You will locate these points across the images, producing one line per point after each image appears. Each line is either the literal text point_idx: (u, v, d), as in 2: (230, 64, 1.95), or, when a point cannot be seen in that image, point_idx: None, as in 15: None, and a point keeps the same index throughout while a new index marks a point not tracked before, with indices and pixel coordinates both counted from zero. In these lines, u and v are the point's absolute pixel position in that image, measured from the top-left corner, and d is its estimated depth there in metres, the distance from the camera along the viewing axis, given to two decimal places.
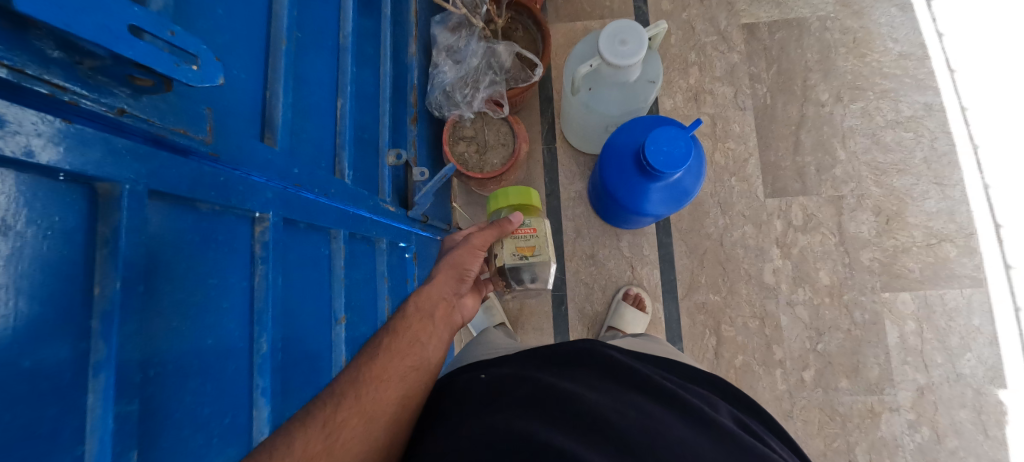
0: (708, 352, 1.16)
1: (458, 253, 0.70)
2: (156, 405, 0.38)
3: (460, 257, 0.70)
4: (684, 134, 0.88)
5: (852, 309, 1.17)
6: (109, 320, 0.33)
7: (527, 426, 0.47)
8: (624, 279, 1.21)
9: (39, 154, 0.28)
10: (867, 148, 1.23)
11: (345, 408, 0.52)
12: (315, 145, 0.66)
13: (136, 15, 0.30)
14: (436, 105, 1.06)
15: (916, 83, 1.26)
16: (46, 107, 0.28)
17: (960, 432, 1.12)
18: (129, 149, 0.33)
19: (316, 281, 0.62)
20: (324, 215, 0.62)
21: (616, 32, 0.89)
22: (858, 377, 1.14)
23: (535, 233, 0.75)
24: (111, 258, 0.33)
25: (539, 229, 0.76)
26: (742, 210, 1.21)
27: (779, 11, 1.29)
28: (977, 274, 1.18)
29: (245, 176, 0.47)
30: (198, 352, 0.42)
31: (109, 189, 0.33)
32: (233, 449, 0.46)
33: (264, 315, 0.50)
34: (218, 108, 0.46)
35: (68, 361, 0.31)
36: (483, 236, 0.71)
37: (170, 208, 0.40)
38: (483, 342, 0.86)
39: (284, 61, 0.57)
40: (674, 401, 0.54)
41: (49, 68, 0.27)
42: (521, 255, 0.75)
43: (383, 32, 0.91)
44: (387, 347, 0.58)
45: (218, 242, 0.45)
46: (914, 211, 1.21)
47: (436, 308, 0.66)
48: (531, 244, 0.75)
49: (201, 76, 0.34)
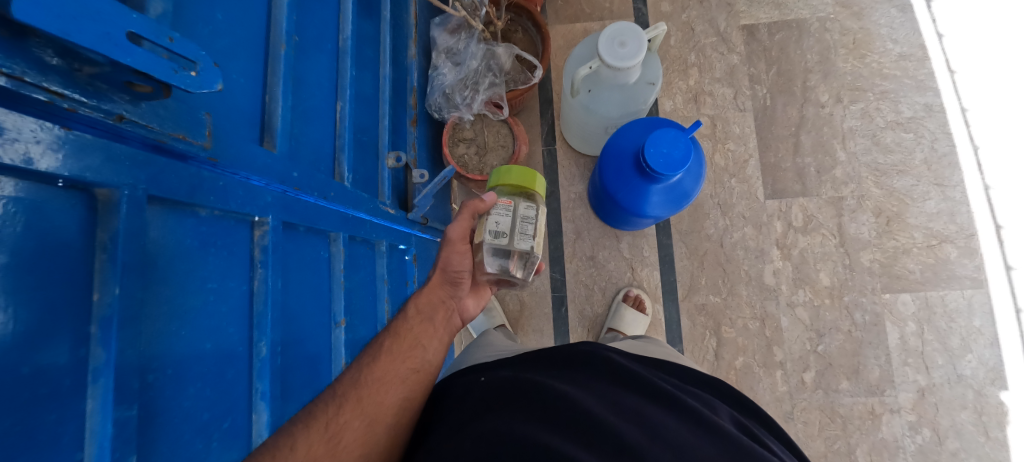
0: (708, 353, 1.16)
1: (444, 249, 0.70)
2: (156, 409, 0.38)
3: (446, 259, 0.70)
4: (684, 136, 0.88)
5: (853, 311, 1.17)
6: (108, 326, 0.33)
7: (526, 429, 0.47)
8: (624, 280, 1.21)
9: (39, 161, 0.28)
10: (867, 149, 1.23)
11: (347, 410, 0.52)
12: (316, 148, 0.67)
13: (135, 22, 0.30)
14: (436, 108, 1.07)
15: (915, 83, 1.25)
16: (44, 114, 0.28)
17: (961, 434, 1.11)
18: (128, 155, 0.34)
19: (315, 284, 0.63)
20: (324, 218, 0.62)
21: (616, 34, 0.89)
22: (858, 378, 1.14)
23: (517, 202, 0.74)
24: (110, 264, 0.33)
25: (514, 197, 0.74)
26: (742, 211, 1.21)
27: (779, 12, 1.29)
28: (978, 275, 1.18)
29: (244, 180, 0.47)
30: (197, 356, 0.42)
31: (108, 195, 0.33)
32: (232, 453, 0.46)
33: (263, 318, 0.50)
34: (217, 112, 0.46)
35: (67, 366, 0.31)
36: (459, 227, 0.69)
37: (170, 214, 0.40)
38: (483, 344, 0.86)
39: (283, 65, 0.58)
40: (674, 403, 0.54)
41: (48, 75, 0.27)
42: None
43: (382, 35, 0.91)
44: (388, 350, 0.59)
45: (218, 246, 0.45)
46: (914, 212, 1.21)
47: (435, 311, 0.66)
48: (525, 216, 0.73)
49: (201, 82, 0.34)
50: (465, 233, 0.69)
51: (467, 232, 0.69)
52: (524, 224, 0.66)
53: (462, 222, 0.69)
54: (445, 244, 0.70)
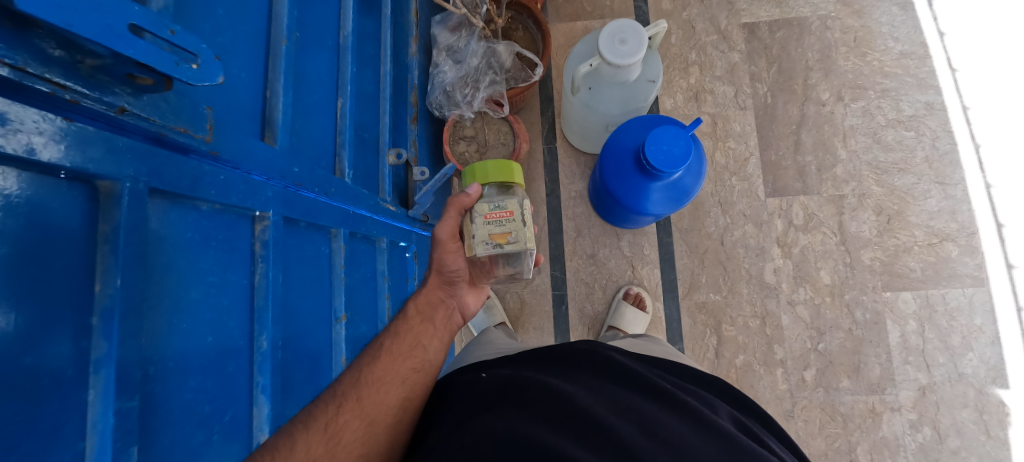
0: (708, 352, 1.16)
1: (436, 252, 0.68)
2: (156, 402, 0.38)
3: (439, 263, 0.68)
4: (684, 134, 0.88)
5: (854, 309, 1.17)
6: (110, 317, 0.33)
7: (527, 427, 0.47)
8: (624, 278, 1.21)
9: (42, 152, 0.28)
10: (868, 148, 1.23)
11: (347, 410, 0.52)
12: (317, 145, 0.67)
13: (137, 14, 0.30)
14: (436, 105, 1.07)
15: (917, 82, 1.25)
16: (47, 106, 0.29)
17: (963, 432, 1.11)
18: (130, 148, 0.34)
19: (316, 280, 0.63)
20: (324, 214, 0.62)
21: (616, 31, 0.89)
22: (858, 377, 1.14)
23: (510, 216, 0.63)
24: (113, 255, 0.33)
25: (516, 211, 0.63)
26: (743, 209, 1.21)
27: (780, 10, 1.29)
28: (979, 274, 1.17)
29: (245, 174, 0.47)
30: (198, 350, 0.42)
31: (110, 187, 0.33)
32: (232, 446, 0.47)
33: (264, 313, 0.50)
34: (217, 106, 0.46)
35: (68, 358, 0.31)
36: (448, 226, 0.66)
37: (170, 207, 0.40)
38: (483, 342, 0.86)
39: (285, 60, 0.58)
40: (672, 401, 0.54)
41: (50, 66, 0.28)
42: (495, 244, 0.63)
43: (382, 32, 0.91)
44: (389, 350, 0.59)
45: (219, 241, 0.46)
46: (915, 211, 1.21)
47: (435, 311, 0.66)
48: (504, 231, 0.62)
49: (201, 75, 0.34)
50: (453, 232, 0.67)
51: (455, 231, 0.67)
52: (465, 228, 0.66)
53: (450, 221, 0.67)
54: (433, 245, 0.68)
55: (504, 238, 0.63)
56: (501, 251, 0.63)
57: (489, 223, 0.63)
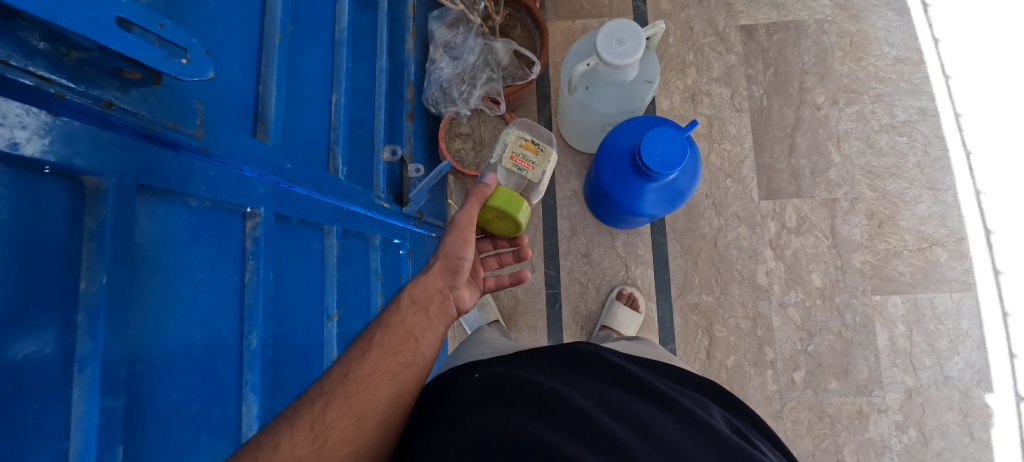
0: (700, 352, 1.17)
1: (448, 236, 0.73)
2: (143, 400, 0.37)
3: (452, 249, 0.72)
4: (680, 135, 0.88)
5: (844, 312, 1.18)
6: (95, 315, 0.32)
7: (523, 426, 0.47)
8: (618, 278, 1.21)
9: (25, 146, 0.27)
10: (861, 152, 1.24)
11: (335, 408, 0.51)
12: (311, 141, 0.66)
13: (124, 7, 0.29)
14: (432, 102, 1.05)
15: (911, 87, 1.26)
16: (30, 100, 0.28)
17: (947, 434, 1.13)
18: (116, 143, 0.33)
19: (308, 278, 0.62)
20: (318, 211, 0.62)
21: (614, 31, 0.89)
22: (847, 378, 1.15)
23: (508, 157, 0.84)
24: (99, 253, 0.33)
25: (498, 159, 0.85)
26: (737, 211, 1.21)
27: (778, 13, 1.29)
28: (967, 279, 1.19)
29: (237, 170, 0.46)
30: (186, 348, 0.42)
31: (96, 183, 0.33)
32: (220, 446, 0.46)
33: (254, 310, 0.50)
34: (207, 100, 0.45)
35: (53, 355, 0.31)
36: (467, 212, 0.74)
37: (159, 203, 0.39)
38: (477, 341, 0.86)
39: (278, 55, 0.57)
40: (664, 401, 0.55)
41: (35, 59, 0.27)
42: (526, 140, 0.84)
43: (380, 27, 0.90)
44: (379, 344, 0.58)
45: (209, 238, 0.45)
46: (906, 215, 1.22)
47: (430, 301, 0.67)
48: (519, 146, 0.84)
49: (190, 70, 0.33)
50: (471, 220, 0.74)
51: (473, 218, 0.74)
52: (521, 151, 0.84)
53: (469, 210, 0.74)
54: (452, 230, 0.73)
55: (532, 143, 0.84)
56: (526, 136, 0.84)
57: (516, 155, 0.84)
